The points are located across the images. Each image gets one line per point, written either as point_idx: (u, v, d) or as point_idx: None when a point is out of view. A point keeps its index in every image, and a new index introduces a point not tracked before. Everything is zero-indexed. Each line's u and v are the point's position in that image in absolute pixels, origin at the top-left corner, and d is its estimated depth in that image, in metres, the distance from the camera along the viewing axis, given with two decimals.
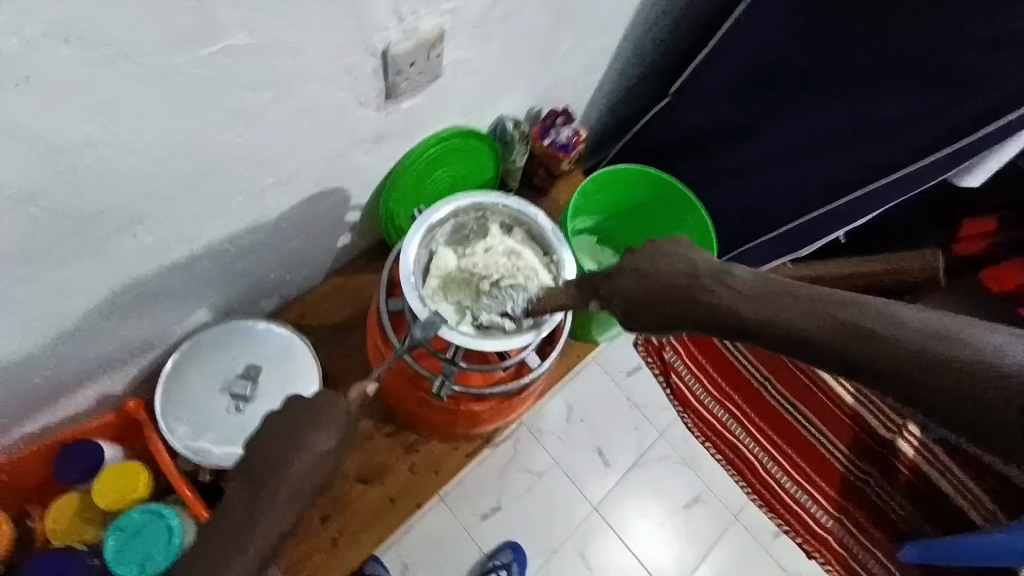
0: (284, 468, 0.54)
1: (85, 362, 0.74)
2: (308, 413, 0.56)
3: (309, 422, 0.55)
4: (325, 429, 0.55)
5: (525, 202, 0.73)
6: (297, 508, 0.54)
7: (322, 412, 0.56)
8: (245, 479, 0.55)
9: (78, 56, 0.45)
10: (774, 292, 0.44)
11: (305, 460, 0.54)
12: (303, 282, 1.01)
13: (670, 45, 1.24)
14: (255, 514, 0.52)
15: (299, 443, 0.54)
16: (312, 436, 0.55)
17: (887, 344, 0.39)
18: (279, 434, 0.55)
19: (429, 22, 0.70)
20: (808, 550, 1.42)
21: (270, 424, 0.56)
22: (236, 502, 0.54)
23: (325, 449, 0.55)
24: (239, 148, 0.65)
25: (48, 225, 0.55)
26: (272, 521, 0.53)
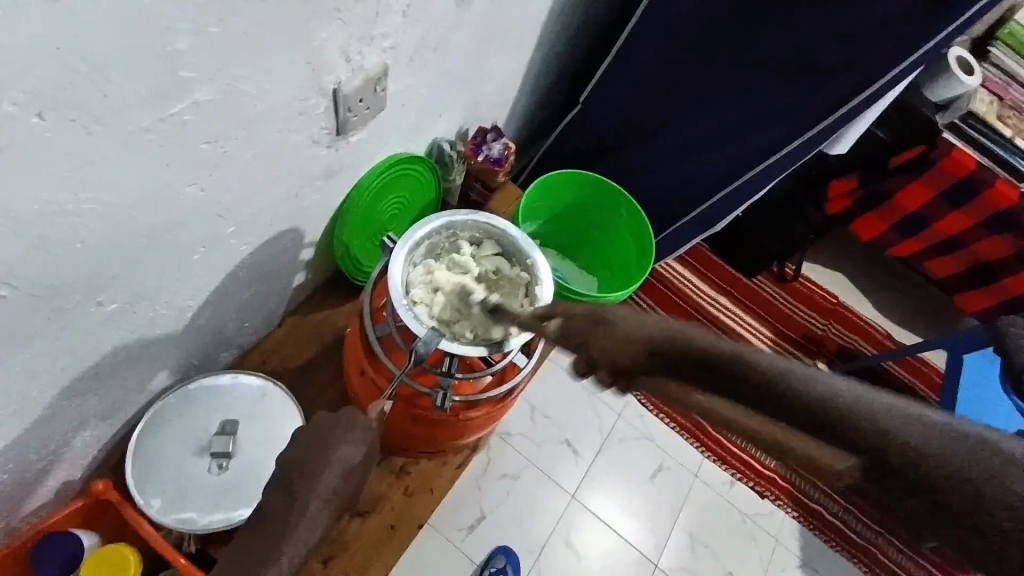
0: (316, 480, 0.53)
1: (47, 449, 0.68)
2: (333, 426, 0.57)
3: (334, 436, 0.56)
4: (351, 442, 0.56)
5: (491, 216, 0.79)
6: (325, 521, 0.53)
7: (347, 425, 0.57)
8: (274, 497, 0.54)
9: (48, 130, 0.44)
10: (701, 342, 0.35)
11: (336, 469, 0.54)
12: (261, 328, 0.98)
13: (573, 58, 1.35)
14: (288, 527, 0.51)
15: (327, 456, 0.55)
16: (339, 448, 0.55)
17: (834, 424, 0.29)
18: (305, 450, 0.55)
19: (373, 60, 0.73)
20: (760, 491, 1.59)
21: (295, 443, 0.57)
22: (265, 522, 0.52)
23: (353, 461, 0.56)
24: (202, 201, 0.64)
25: (15, 308, 0.51)
26: (303, 534, 0.52)
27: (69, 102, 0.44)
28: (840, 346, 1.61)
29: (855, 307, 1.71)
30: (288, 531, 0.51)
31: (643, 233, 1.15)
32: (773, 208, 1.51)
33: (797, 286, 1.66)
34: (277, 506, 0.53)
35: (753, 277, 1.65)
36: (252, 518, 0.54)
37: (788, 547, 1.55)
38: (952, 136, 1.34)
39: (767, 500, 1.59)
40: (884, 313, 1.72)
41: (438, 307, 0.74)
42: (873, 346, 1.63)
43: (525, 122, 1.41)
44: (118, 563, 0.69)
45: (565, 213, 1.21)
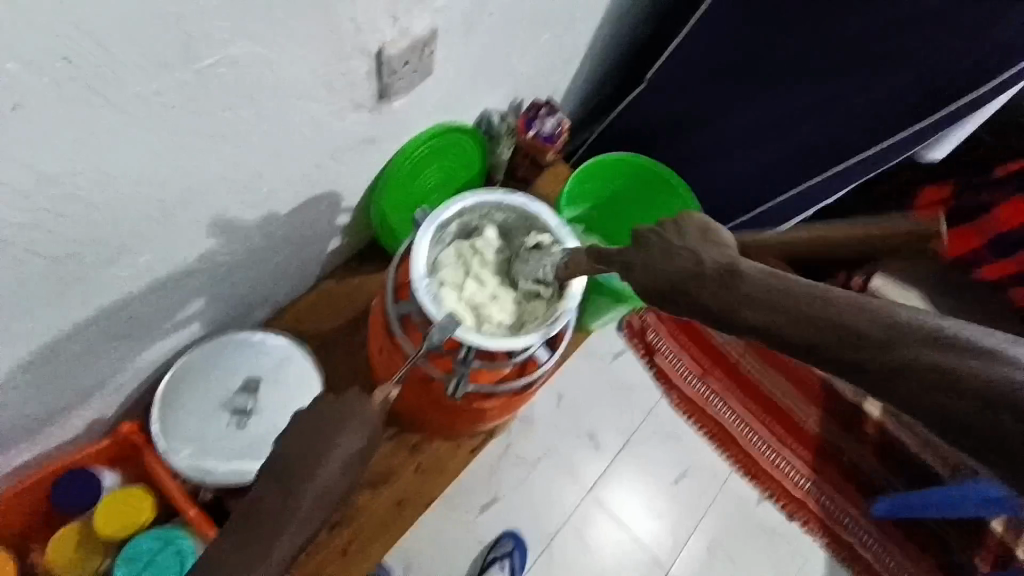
0: (313, 475, 0.53)
1: (75, 389, 0.70)
2: (334, 416, 0.55)
3: (334, 425, 0.55)
4: (351, 434, 0.55)
5: (529, 199, 0.74)
6: (319, 515, 0.53)
7: (348, 415, 0.56)
8: (270, 483, 0.53)
9: (68, 76, 0.42)
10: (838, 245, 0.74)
11: (332, 465, 0.54)
12: (293, 289, 0.98)
13: (644, 32, 1.25)
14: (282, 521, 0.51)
15: (327, 449, 0.54)
16: (339, 440, 0.54)
17: (841, 347, 0.42)
18: (304, 439, 0.54)
19: (422, 22, 0.69)
20: (790, 512, 1.50)
21: (296, 428, 0.55)
22: (262, 514, 0.52)
23: (352, 454, 0.55)
24: (233, 160, 0.62)
25: (38, 253, 0.51)
26: (296, 529, 0.52)
27: (95, 49, 0.42)
28: None
29: None
30: (283, 525, 0.51)
31: None
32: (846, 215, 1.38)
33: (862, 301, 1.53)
34: (269, 497, 0.53)
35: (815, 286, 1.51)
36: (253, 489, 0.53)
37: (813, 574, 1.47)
38: None
39: (797, 524, 1.50)
40: None
41: (463, 290, 0.73)
42: None
43: (584, 99, 1.33)
44: (136, 507, 0.73)
45: (613, 206, 1.16)
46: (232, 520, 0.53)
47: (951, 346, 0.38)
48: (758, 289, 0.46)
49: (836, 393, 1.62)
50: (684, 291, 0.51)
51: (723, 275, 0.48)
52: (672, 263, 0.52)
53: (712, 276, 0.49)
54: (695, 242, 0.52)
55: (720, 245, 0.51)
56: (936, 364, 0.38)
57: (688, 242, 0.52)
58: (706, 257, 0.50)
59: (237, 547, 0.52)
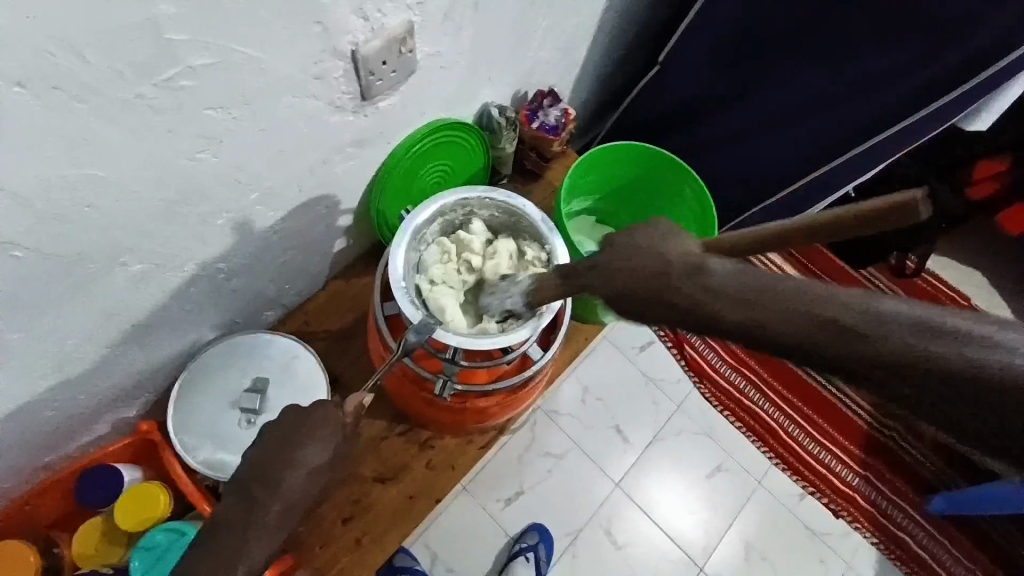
0: (278, 484, 0.54)
1: (93, 393, 0.75)
2: (301, 424, 0.57)
3: (299, 435, 0.56)
4: (318, 443, 0.56)
5: (512, 193, 0.73)
6: (288, 525, 0.55)
7: (314, 424, 0.57)
8: (239, 493, 0.54)
9: (31, 98, 0.45)
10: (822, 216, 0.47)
11: (297, 475, 0.54)
12: (304, 290, 1.01)
13: (654, 9, 1.19)
14: (244, 530, 0.52)
15: (290, 457, 0.55)
16: (304, 449, 0.55)
17: (855, 366, 0.33)
18: (270, 448, 0.55)
19: (396, 18, 0.68)
20: (836, 510, 1.41)
21: (264, 438, 0.57)
22: (224, 522, 0.53)
23: (317, 464, 0.55)
24: (217, 168, 0.64)
25: (33, 266, 0.55)
26: (263, 540, 0.53)
27: (47, 69, 0.44)
28: None
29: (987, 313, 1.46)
30: (245, 534, 0.52)
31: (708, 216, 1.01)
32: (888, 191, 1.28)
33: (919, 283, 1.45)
34: (234, 508, 0.54)
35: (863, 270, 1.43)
36: (229, 490, 0.55)
37: None
38: None
39: (843, 522, 1.41)
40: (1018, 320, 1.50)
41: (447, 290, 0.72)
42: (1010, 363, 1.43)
43: (595, 87, 1.29)
44: (153, 500, 0.78)
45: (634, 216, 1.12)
46: (204, 533, 0.54)
47: (984, 356, 0.30)
48: (734, 291, 0.36)
49: None
50: (671, 298, 0.39)
51: (700, 278, 0.38)
52: (639, 260, 0.42)
53: (680, 281, 0.39)
54: (652, 241, 0.43)
55: (685, 242, 0.42)
56: (981, 377, 0.30)
57: (648, 240, 0.43)
58: (666, 253, 0.41)
59: (205, 555, 0.52)
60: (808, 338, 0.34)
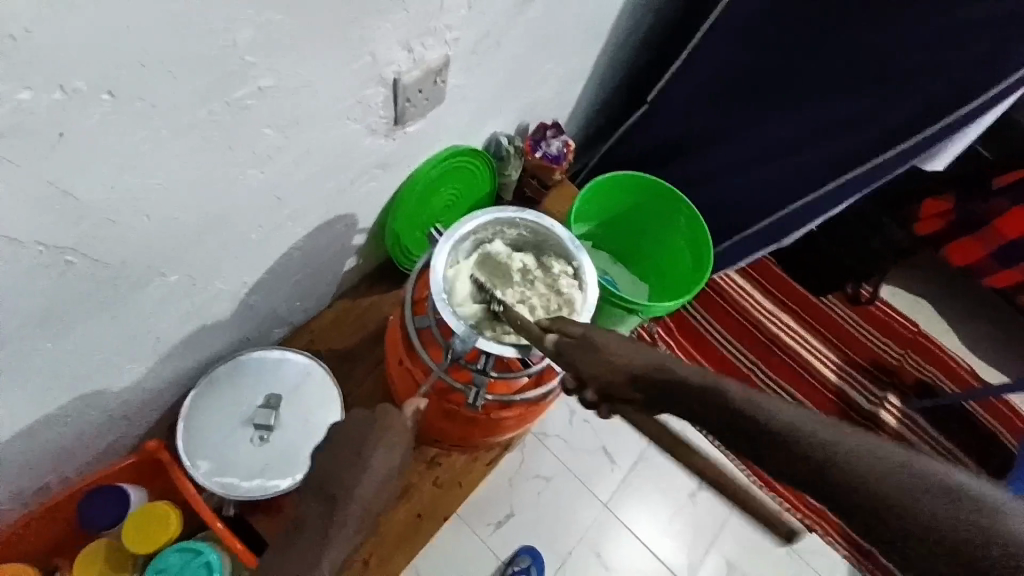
0: (354, 488, 0.62)
1: (106, 408, 0.73)
2: (366, 432, 0.66)
3: (370, 442, 0.65)
4: (384, 448, 0.65)
5: (540, 214, 0.79)
6: (362, 526, 0.62)
7: (381, 431, 0.66)
8: (315, 494, 0.62)
9: (115, 109, 0.46)
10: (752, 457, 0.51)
11: (371, 478, 0.62)
12: (312, 308, 1.01)
13: (645, 54, 1.30)
14: (328, 532, 0.60)
15: (362, 463, 0.63)
16: (372, 454, 0.64)
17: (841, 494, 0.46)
18: (341, 455, 0.64)
19: (435, 51, 0.73)
20: (809, 525, 1.48)
21: (332, 444, 0.66)
22: (308, 522, 0.61)
23: (386, 468, 0.64)
24: (260, 184, 0.66)
25: (83, 272, 0.55)
26: (341, 540, 0.60)
27: (135, 82, 0.46)
28: (917, 379, 1.56)
29: (936, 339, 1.64)
30: (328, 536, 0.60)
31: (703, 244, 1.09)
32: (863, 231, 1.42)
33: (873, 311, 1.62)
34: (315, 507, 0.62)
35: (825, 297, 1.61)
36: (307, 492, 0.62)
37: None
38: None
39: (816, 537, 1.48)
40: (964, 345, 1.65)
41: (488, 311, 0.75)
42: (957, 384, 1.57)
43: (589, 121, 1.37)
44: (163, 521, 0.76)
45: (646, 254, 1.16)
46: (283, 537, 0.62)
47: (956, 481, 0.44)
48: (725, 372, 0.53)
49: None
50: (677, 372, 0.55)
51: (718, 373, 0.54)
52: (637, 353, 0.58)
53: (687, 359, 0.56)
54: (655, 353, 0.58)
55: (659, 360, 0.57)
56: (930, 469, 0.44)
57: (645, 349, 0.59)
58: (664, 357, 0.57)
59: (287, 559, 0.60)
60: (833, 466, 0.45)
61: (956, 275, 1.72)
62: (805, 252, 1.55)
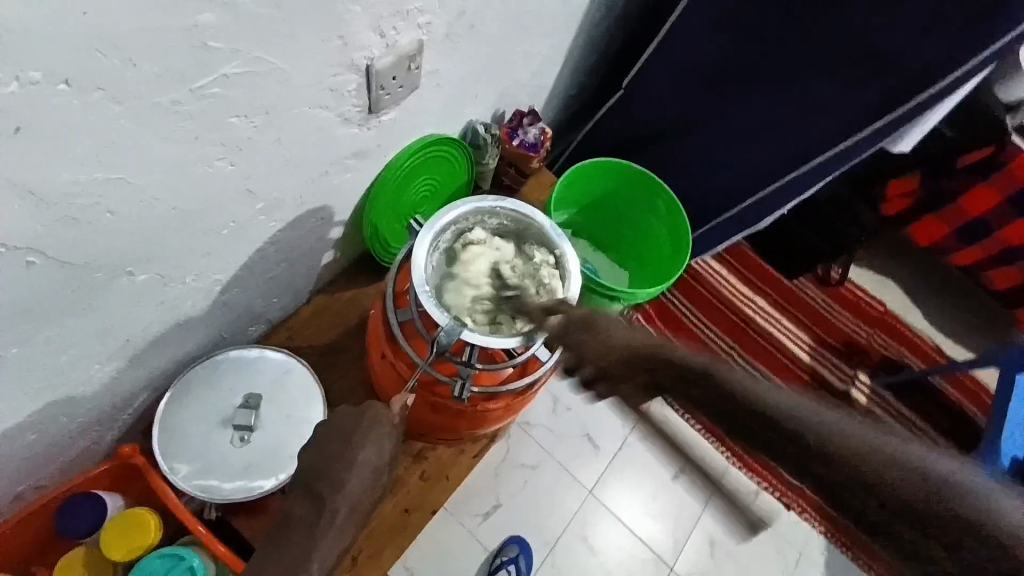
0: (341, 486, 0.61)
1: (76, 414, 0.71)
2: (354, 426, 0.64)
3: (357, 437, 0.63)
4: (372, 442, 0.64)
5: (520, 202, 0.78)
6: (350, 526, 0.61)
7: (369, 425, 0.64)
8: (303, 492, 0.61)
9: (75, 99, 0.44)
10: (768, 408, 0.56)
11: (357, 475, 0.61)
12: (288, 305, 0.99)
13: (618, 39, 1.30)
14: (317, 533, 0.59)
15: (349, 460, 0.62)
16: (360, 451, 0.62)
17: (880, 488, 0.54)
18: (328, 451, 0.63)
19: (408, 37, 0.71)
20: (786, 503, 1.51)
21: (319, 440, 0.64)
22: (297, 523, 0.60)
23: (373, 465, 0.63)
24: (231, 177, 0.64)
25: (47, 273, 0.53)
26: (333, 539, 0.60)
27: (96, 71, 0.44)
28: (885, 355, 1.62)
29: (902, 316, 1.70)
30: (318, 536, 0.59)
31: (681, 229, 1.10)
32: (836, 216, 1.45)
33: (842, 291, 1.67)
34: (304, 507, 0.61)
35: (797, 279, 1.65)
36: (293, 490, 0.61)
37: (813, 559, 1.49)
38: (1021, 139, 1.34)
39: (793, 513, 1.52)
40: (928, 322, 1.71)
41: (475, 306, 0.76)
42: (922, 360, 1.63)
43: (564, 108, 1.36)
44: (142, 528, 0.74)
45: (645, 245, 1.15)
46: (270, 538, 0.61)
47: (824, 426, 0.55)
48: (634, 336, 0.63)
49: None
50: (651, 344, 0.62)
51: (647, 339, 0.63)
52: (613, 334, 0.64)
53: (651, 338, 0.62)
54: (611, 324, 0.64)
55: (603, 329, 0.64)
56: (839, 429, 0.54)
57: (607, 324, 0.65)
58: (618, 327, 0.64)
59: (275, 562, 0.59)
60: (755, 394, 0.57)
61: (920, 253, 1.78)
62: (778, 235, 1.58)
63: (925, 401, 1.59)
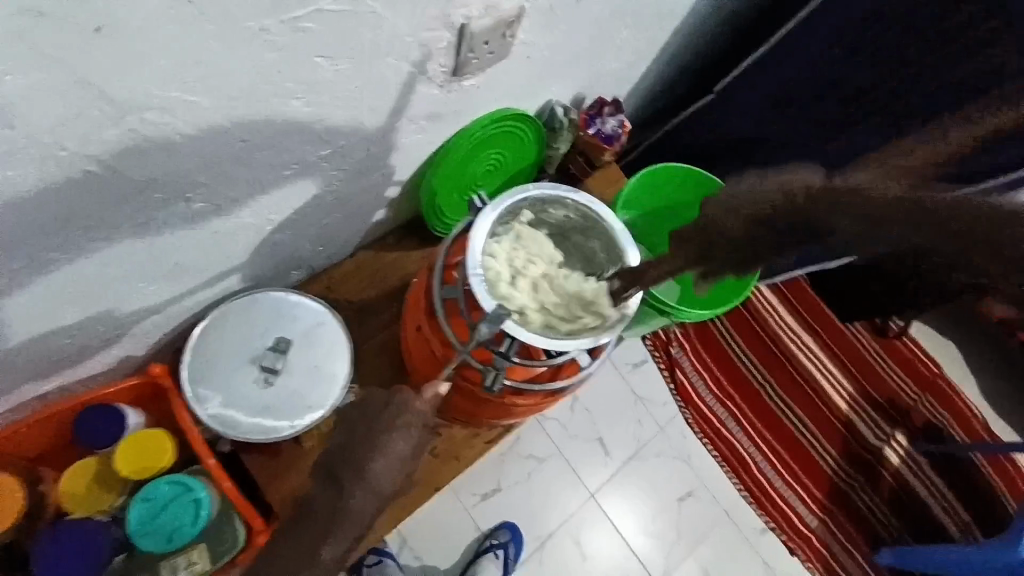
0: (365, 477, 0.71)
1: (113, 326, 0.71)
2: (382, 426, 0.72)
3: (383, 437, 0.72)
4: (395, 442, 0.72)
5: (591, 198, 0.74)
6: (373, 503, 0.72)
7: (392, 425, 0.72)
8: (335, 467, 0.74)
9: (166, 9, 0.41)
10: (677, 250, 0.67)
11: (379, 467, 0.71)
12: (332, 255, 0.97)
13: (722, 39, 1.20)
14: (343, 503, 0.72)
15: (373, 455, 0.71)
16: (383, 450, 0.71)
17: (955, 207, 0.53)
18: (358, 438, 0.74)
19: (510, 0, 0.66)
20: (792, 548, 1.45)
21: (352, 435, 0.74)
22: (329, 492, 0.74)
23: (395, 460, 0.72)
24: (304, 117, 0.61)
25: (106, 183, 0.51)
26: (358, 509, 0.72)
27: None
28: (929, 423, 1.54)
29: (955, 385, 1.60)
30: (344, 507, 0.72)
31: None
32: None
33: (897, 345, 1.58)
34: (333, 482, 0.73)
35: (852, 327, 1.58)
36: None
37: None
38: None
39: (797, 560, 1.45)
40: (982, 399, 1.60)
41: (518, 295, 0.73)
42: (967, 433, 1.54)
43: (648, 102, 1.28)
44: (156, 450, 0.75)
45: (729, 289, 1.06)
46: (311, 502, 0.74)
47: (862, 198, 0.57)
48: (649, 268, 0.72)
49: (857, 437, 1.52)
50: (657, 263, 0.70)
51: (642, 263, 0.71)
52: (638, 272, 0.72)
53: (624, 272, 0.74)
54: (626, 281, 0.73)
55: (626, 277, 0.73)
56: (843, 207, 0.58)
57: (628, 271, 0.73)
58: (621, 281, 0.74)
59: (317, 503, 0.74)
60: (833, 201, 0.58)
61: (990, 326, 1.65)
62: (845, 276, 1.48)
63: (960, 478, 1.51)
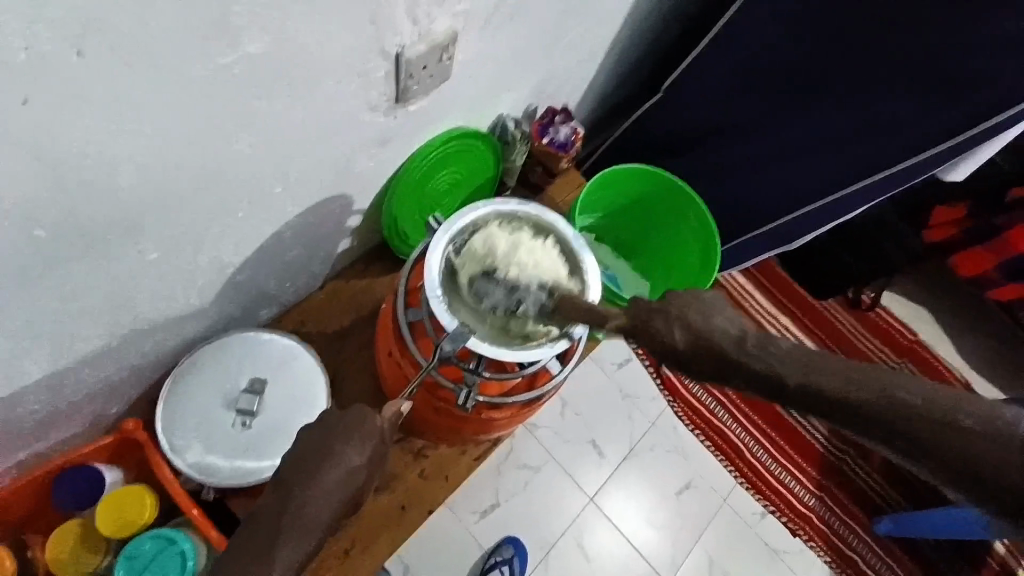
0: (316, 481, 0.59)
1: (81, 386, 0.70)
2: (344, 426, 0.63)
3: (342, 436, 0.62)
4: (356, 445, 0.62)
5: (542, 209, 0.76)
6: (318, 528, 0.58)
7: (355, 428, 0.63)
8: (275, 485, 0.59)
9: (92, 68, 0.42)
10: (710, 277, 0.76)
11: (335, 472, 0.60)
12: (301, 289, 0.97)
13: (663, 38, 1.24)
14: (278, 533, 0.56)
15: (330, 457, 0.60)
16: (346, 449, 0.61)
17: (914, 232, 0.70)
18: (313, 446, 0.61)
19: (441, 23, 0.68)
20: (793, 528, 1.46)
21: (308, 437, 0.63)
22: (262, 518, 0.57)
23: (352, 467, 0.61)
24: (250, 157, 0.61)
25: (53, 243, 0.51)
26: (295, 544, 0.56)
27: (114, 41, 0.42)
28: None
29: (933, 348, 1.62)
30: (278, 539, 0.56)
31: (711, 241, 1.07)
32: (872, 240, 1.38)
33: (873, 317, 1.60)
34: (274, 500, 0.58)
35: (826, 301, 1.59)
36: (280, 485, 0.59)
37: None
38: None
39: (800, 539, 1.46)
40: (962, 358, 1.64)
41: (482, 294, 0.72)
42: None
43: (600, 105, 1.31)
44: (136, 506, 0.74)
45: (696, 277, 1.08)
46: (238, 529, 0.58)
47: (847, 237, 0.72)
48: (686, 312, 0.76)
49: None
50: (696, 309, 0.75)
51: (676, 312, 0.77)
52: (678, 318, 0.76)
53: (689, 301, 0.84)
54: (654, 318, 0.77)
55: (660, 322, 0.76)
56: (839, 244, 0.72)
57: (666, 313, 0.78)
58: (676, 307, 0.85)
59: (242, 544, 0.56)
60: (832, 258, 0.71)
61: (959, 287, 1.69)
62: (812, 254, 1.51)
63: None
